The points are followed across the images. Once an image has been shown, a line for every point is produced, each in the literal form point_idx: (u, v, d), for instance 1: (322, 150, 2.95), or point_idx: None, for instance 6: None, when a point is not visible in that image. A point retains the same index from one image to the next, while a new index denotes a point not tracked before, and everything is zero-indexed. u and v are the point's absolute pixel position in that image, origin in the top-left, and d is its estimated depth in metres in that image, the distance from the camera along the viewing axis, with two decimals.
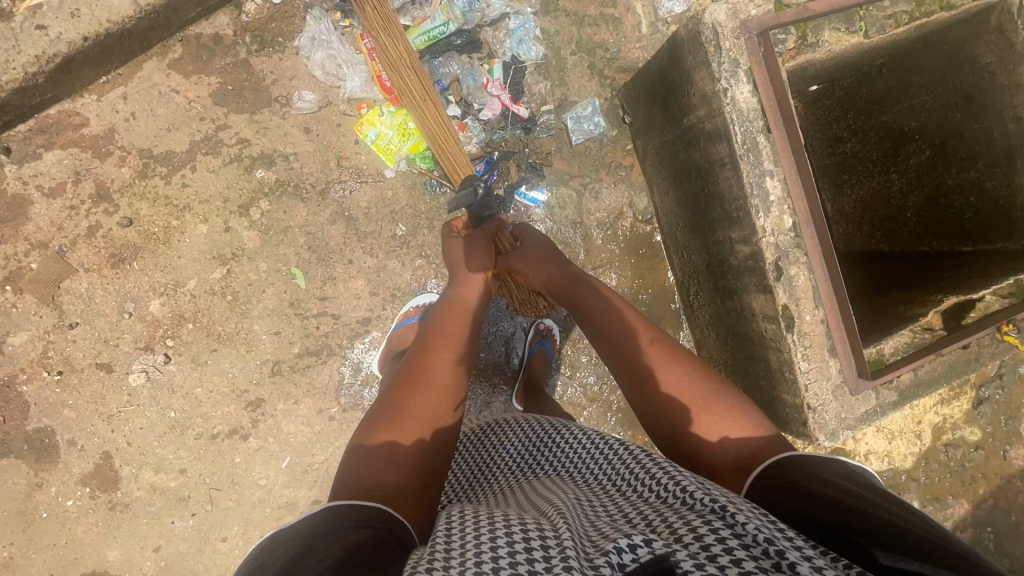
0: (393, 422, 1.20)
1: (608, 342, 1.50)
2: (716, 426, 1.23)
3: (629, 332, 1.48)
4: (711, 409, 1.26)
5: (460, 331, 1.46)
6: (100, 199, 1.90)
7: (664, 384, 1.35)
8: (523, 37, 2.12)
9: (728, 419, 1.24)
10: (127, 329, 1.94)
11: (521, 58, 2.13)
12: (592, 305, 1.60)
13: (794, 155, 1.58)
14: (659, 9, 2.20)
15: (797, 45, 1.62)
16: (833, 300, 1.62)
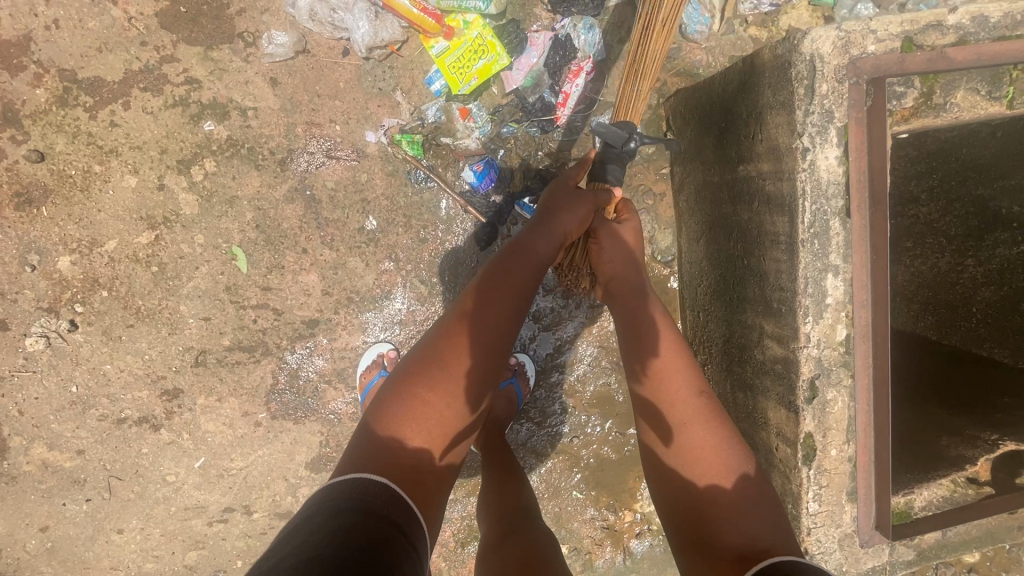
0: (425, 393, 1.07)
1: (642, 363, 1.25)
2: (738, 513, 1.06)
3: (680, 365, 1.23)
4: (733, 492, 1.09)
5: (514, 291, 1.21)
6: (6, 122, 1.55)
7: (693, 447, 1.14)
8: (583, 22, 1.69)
9: (749, 505, 1.08)
10: (28, 284, 1.63)
11: (573, 45, 1.70)
12: (648, 323, 1.28)
13: (873, 251, 1.20)
14: (740, 4, 1.78)
15: (917, 104, 1.19)
16: (870, 439, 1.30)
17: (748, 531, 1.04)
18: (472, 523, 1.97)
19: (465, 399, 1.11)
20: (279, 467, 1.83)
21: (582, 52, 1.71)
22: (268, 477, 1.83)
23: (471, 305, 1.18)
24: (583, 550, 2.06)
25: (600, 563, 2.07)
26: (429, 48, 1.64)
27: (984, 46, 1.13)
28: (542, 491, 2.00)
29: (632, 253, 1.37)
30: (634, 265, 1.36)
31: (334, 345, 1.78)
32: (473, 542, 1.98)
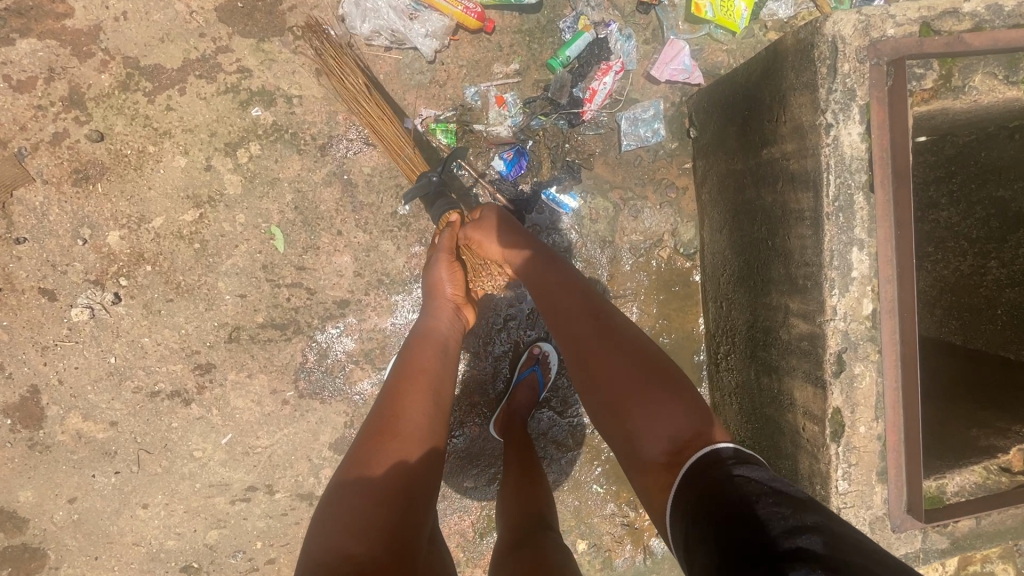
0: (360, 503, 0.99)
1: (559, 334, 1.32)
2: (664, 411, 1.09)
3: (572, 314, 1.32)
4: (648, 406, 1.11)
5: (421, 373, 1.26)
6: (72, 104, 1.66)
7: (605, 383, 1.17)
8: (623, 32, 1.82)
9: (660, 408, 1.10)
10: (78, 257, 1.72)
11: (611, 47, 1.81)
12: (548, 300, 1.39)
13: (896, 226, 1.24)
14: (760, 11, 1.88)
15: (937, 86, 1.24)
16: (899, 416, 1.30)
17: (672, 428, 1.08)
18: (491, 513, 1.96)
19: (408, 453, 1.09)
20: (304, 447, 1.85)
21: (617, 54, 1.82)
22: (292, 457, 1.85)
23: (382, 411, 1.16)
24: (603, 547, 2.02)
25: (620, 563, 2.03)
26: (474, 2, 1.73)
27: (999, 33, 1.21)
28: (562, 483, 1.99)
29: (506, 231, 1.55)
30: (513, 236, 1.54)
31: (362, 326, 1.83)
32: (492, 533, 1.97)
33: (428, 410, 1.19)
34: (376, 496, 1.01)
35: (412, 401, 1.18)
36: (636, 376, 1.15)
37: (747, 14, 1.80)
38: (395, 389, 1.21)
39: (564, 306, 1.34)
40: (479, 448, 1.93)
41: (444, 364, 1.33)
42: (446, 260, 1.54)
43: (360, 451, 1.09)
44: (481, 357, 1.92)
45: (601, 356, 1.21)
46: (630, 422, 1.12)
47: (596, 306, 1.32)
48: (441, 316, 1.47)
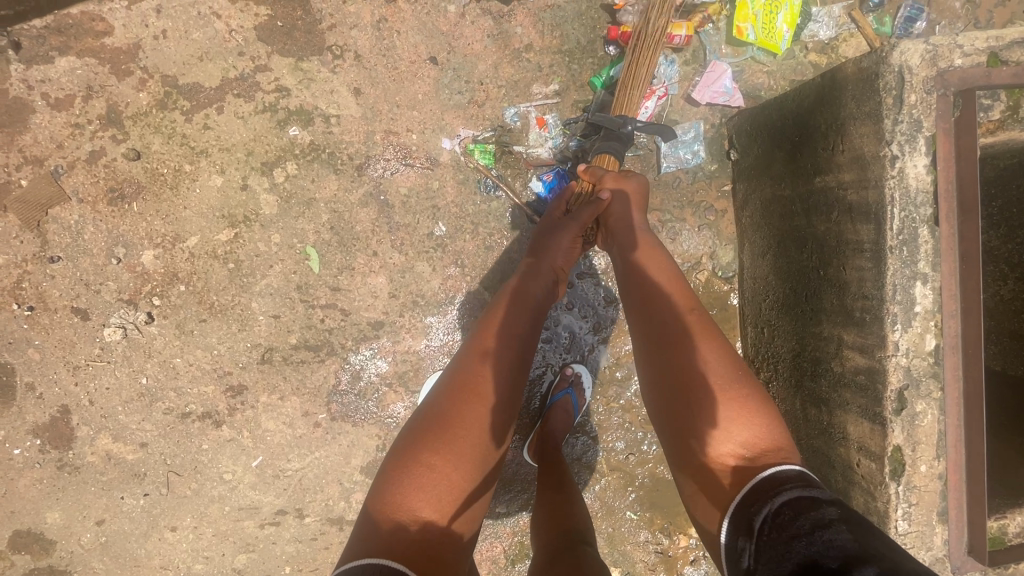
0: (431, 458, 1.08)
1: (648, 319, 1.24)
2: (736, 426, 1.06)
3: (675, 298, 1.26)
4: (726, 415, 1.08)
5: (506, 334, 1.28)
6: (109, 122, 1.65)
7: (683, 375, 1.14)
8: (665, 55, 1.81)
9: (739, 421, 1.07)
10: (112, 276, 1.69)
11: (653, 70, 1.80)
12: (645, 277, 1.31)
13: (961, 259, 1.19)
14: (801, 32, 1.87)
15: (1003, 117, 1.22)
16: (960, 455, 1.25)
17: (748, 443, 1.05)
18: (523, 539, 1.92)
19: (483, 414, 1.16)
20: (335, 471, 1.82)
21: (658, 78, 1.80)
22: (323, 480, 1.82)
23: (465, 363, 1.22)
24: None
25: None
26: None
27: None
28: (596, 509, 1.95)
29: (632, 200, 1.48)
30: (635, 209, 1.47)
31: (396, 348, 1.80)
32: (523, 560, 1.92)
33: (504, 374, 1.23)
34: (447, 457, 1.09)
35: (490, 363, 1.22)
36: (717, 381, 1.11)
37: (789, 36, 1.79)
38: (476, 345, 1.26)
39: (659, 287, 1.28)
40: (512, 472, 1.89)
41: (527, 330, 1.32)
42: (562, 218, 1.51)
43: (439, 399, 1.18)
44: None
45: (690, 353, 1.16)
46: (703, 421, 1.09)
47: (696, 302, 1.26)
48: (539, 280, 1.42)
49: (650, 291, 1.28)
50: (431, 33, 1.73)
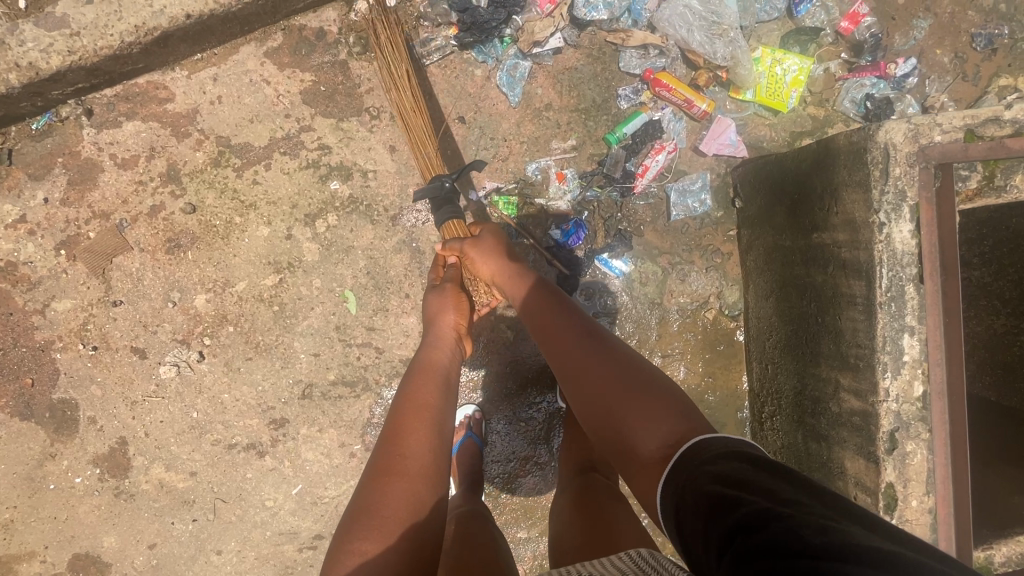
0: (363, 547, 0.97)
1: (546, 351, 1.34)
2: (651, 420, 1.12)
3: (553, 334, 1.32)
4: (635, 404, 1.14)
5: (423, 406, 1.23)
6: (169, 179, 1.82)
7: (590, 399, 1.21)
8: (674, 113, 1.96)
9: (647, 412, 1.13)
10: (168, 318, 1.85)
11: (664, 128, 1.95)
12: (529, 310, 1.42)
13: (943, 313, 1.34)
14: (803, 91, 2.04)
15: (980, 187, 1.36)
16: (949, 490, 1.38)
17: (662, 428, 1.10)
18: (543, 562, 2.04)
19: (415, 486, 1.07)
20: None
21: (668, 134, 1.95)
22: None
23: (385, 448, 1.13)
24: None
25: None
26: None
27: None
28: None
29: (502, 248, 1.57)
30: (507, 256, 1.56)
31: None
32: None
33: (431, 443, 1.16)
34: (387, 551, 0.97)
35: (414, 436, 1.14)
36: (612, 389, 1.18)
37: (795, 96, 1.97)
38: (395, 419, 1.20)
39: (545, 322, 1.36)
40: (533, 498, 2.03)
41: (439, 390, 1.30)
42: (447, 289, 1.59)
43: (361, 496, 1.05)
44: (535, 411, 2.03)
45: (585, 371, 1.23)
46: (622, 426, 1.14)
47: (576, 320, 1.34)
48: (443, 345, 1.46)
49: (541, 324, 1.37)
50: (459, 95, 1.89)
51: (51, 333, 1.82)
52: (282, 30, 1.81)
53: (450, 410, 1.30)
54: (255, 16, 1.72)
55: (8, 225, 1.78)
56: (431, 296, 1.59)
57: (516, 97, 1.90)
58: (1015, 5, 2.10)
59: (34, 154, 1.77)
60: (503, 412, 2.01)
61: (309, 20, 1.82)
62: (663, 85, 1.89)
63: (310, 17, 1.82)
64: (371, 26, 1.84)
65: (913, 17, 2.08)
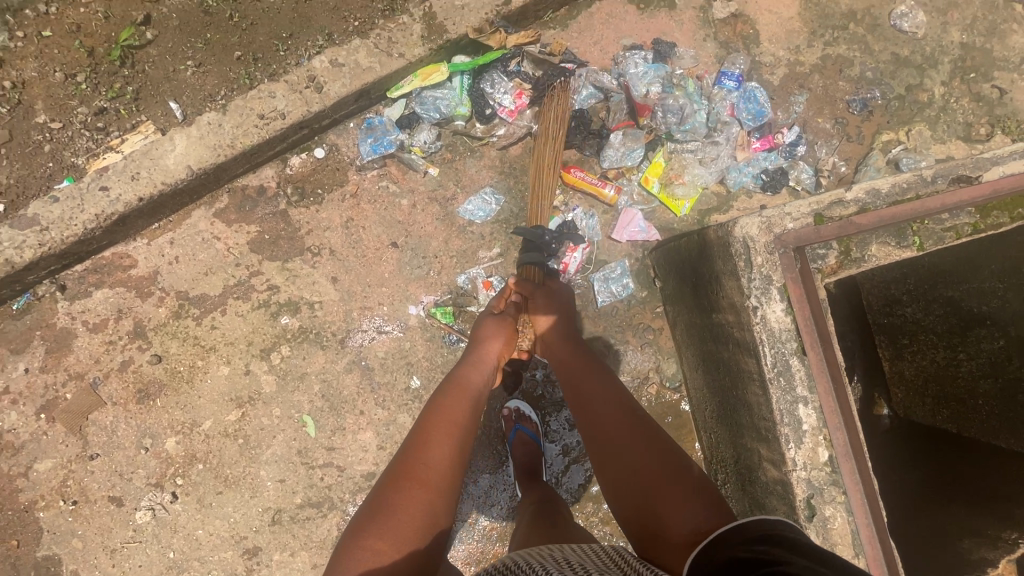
0: (380, 537, 1.11)
1: (582, 402, 1.44)
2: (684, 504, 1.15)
3: (606, 397, 1.41)
4: (665, 495, 1.17)
5: (452, 422, 1.36)
6: (136, 335, 2.01)
7: (624, 461, 1.26)
8: (587, 212, 2.15)
9: (683, 500, 1.16)
10: (141, 464, 1.98)
11: (580, 227, 2.13)
12: (581, 372, 1.51)
13: (831, 380, 1.46)
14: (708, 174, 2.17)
15: (839, 260, 1.50)
16: (877, 550, 1.42)
17: (694, 518, 1.12)
18: None
19: (427, 491, 1.20)
20: None
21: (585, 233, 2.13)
22: None
23: (411, 453, 1.27)
24: None
25: None
26: (394, 89, 2.02)
27: (881, 210, 1.48)
28: None
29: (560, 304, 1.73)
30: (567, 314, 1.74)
31: None
32: None
33: (451, 455, 1.28)
34: (393, 538, 1.11)
35: (438, 447, 1.28)
36: (652, 469, 1.23)
37: (691, 197, 2.17)
38: (423, 429, 1.34)
39: (588, 389, 1.46)
40: None
41: (471, 414, 1.43)
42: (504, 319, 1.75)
43: (388, 489, 1.20)
44: (498, 507, 2.08)
45: (628, 432, 1.30)
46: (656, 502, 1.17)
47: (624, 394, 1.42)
48: (483, 369, 1.60)
49: (586, 391, 1.45)
50: (390, 223, 2.10)
51: (34, 493, 1.95)
52: (227, 191, 2.05)
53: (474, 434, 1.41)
54: (201, 186, 1.97)
55: None
56: (488, 322, 1.75)
57: (480, 215, 2.12)
58: (881, 70, 2.32)
59: (14, 330, 1.96)
60: (467, 512, 2.07)
61: (250, 180, 2.06)
62: (574, 171, 2.11)
63: (250, 177, 2.06)
64: (305, 176, 2.08)
65: (790, 95, 2.31)
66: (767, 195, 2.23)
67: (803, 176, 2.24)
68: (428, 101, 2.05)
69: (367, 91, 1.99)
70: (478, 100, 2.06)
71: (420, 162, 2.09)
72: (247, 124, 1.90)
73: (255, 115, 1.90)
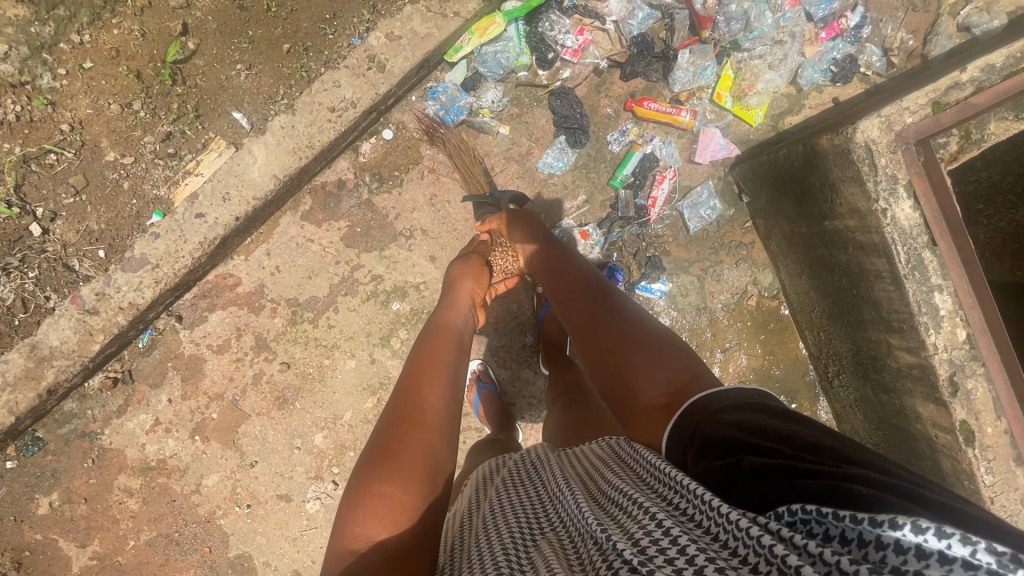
0: (381, 485, 1.08)
1: (560, 286, 1.53)
2: (653, 364, 1.17)
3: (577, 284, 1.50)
4: (636, 357, 1.20)
5: (440, 363, 1.39)
6: (260, 348, 2.08)
7: (597, 337, 1.31)
8: (664, 142, 2.13)
9: (651, 357, 1.19)
10: (299, 462, 2.14)
11: (659, 157, 2.12)
12: (563, 262, 1.60)
13: (963, 264, 1.51)
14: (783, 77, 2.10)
15: (960, 145, 1.50)
16: (1018, 409, 1.55)
17: (659, 374, 1.14)
18: None
19: (427, 433, 1.20)
20: None
21: (664, 161, 2.12)
22: None
23: (403, 397, 1.28)
24: None
25: None
26: (452, 51, 1.97)
27: (998, 86, 1.46)
28: None
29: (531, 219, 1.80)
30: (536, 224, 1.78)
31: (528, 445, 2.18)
32: None
33: (443, 396, 1.30)
34: (397, 481, 1.09)
35: (430, 390, 1.30)
36: (622, 334, 1.27)
37: (764, 103, 2.13)
38: (410, 375, 1.35)
39: (562, 276, 1.55)
40: None
41: (456, 357, 1.46)
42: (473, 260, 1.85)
43: (383, 436, 1.19)
44: None
45: (598, 312, 1.37)
46: (625, 368, 1.20)
47: (596, 278, 1.50)
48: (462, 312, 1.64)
49: (565, 275, 1.55)
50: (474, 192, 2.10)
51: (211, 504, 2.13)
52: (309, 193, 2.04)
53: (462, 374, 1.45)
54: (286, 192, 1.96)
55: (148, 430, 2.08)
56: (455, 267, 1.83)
57: (560, 166, 2.11)
58: None
59: (148, 366, 2.05)
60: None
61: (327, 175, 2.05)
62: (646, 103, 2.07)
63: (327, 172, 2.04)
64: (379, 161, 2.06)
65: None
66: (838, 86, 2.18)
67: (873, 59, 2.16)
68: (489, 58, 2.00)
69: (427, 60, 1.93)
70: (537, 47, 2.01)
71: (489, 126, 2.07)
72: (320, 121, 1.86)
73: (325, 109, 1.86)
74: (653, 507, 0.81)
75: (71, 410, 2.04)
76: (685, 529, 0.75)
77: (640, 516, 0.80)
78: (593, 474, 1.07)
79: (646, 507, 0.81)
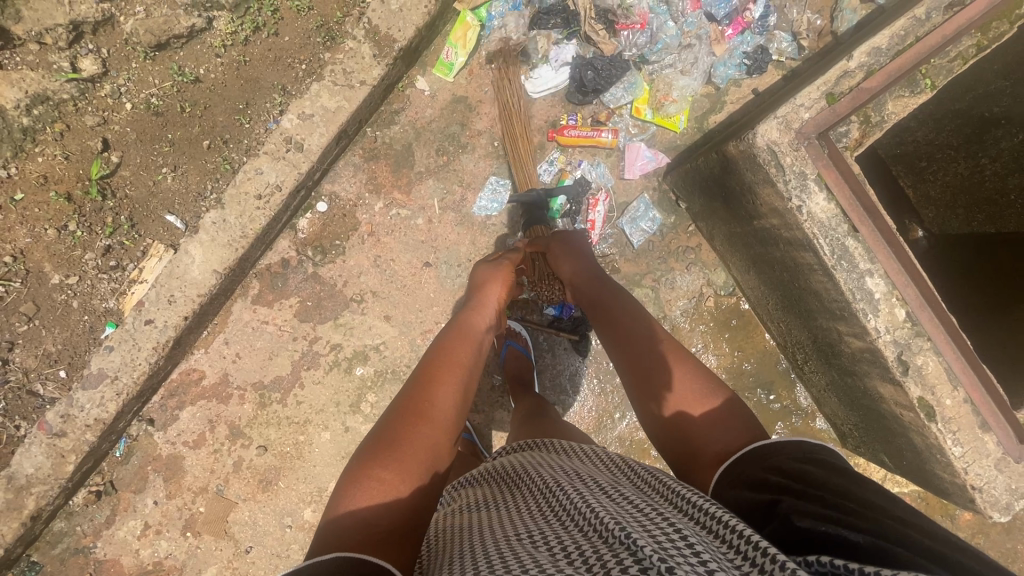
0: (382, 471, 1.07)
1: (613, 330, 1.46)
2: (717, 427, 1.11)
3: (636, 333, 1.39)
4: (705, 419, 1.14)
5: (458, 366, 1.34)
6: (235, 436, 2.11)
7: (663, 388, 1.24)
8: (594, 164, 2.16)
9: (715, 421, 1.13)
10: (292, 540, 2.13)
11: (592, 180, 2.16)
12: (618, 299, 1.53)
13: (888, 245, 1.52)
14: (695, 80, 2.14)
15: (862, 131, 1.51)
16: (973, 377, 1.55)
17: (723, 438, 1.09)
18: None
19: (434, 436, 1.17)
20: None
21: (597, 182, 2.16)
22: None
23: (419, 389, 1.24)
24: None
25: None
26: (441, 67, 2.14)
27: (888, 67, 1.49)
28: None
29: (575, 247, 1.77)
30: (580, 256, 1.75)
31: None
32: None
33: (456, 402, 1.26)
34: (401, 472, 1.08)
35: (444, 390, 1.26)
36: (689, 396, 1.19)
37: (683, 113, 2.16)
38: (431, 371, 1.30)
39: (617, 324, 1.46)
40: None
41: (477, 358, 1.41)
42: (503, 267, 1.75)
43: (394, 423, 1.17)
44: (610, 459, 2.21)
45: (662, 358, 1.29)
46: (689, 431, 1.14)
47: (648, 327, 1.41)
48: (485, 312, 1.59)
49: (619, 323, 1.45)
50: (416, 246, 2.13)
51: None
52: (255, 277, 2.08)
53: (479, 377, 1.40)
54: (230, 280, 1.99)
55: (139, 535, 2.09)
56: (486, 270, 1.76)
57: (496, 206, 2.14)
58: None
59: (128, 473, 2.08)
60: None
61: (271, 257, 2.08)
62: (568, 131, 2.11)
63: (270, 254, 2.08)
64: (318, 234, 2.10)
65: None
66: (755, 78, 2.20)
67: (784, 46, 2.17)
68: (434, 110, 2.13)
69: (344, 131, 2.00)
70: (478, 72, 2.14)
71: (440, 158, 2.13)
72: (249, 209, 1.91)
73: (252, 198, 1.91)
74: (667, 512, 0.81)
75: (61, 529, 2.06)
76: (706, 542, 0.72)
77: (660, 523, 0.76)
78: (609, 476, 1.05)
79: (668, 516, 0.79)
